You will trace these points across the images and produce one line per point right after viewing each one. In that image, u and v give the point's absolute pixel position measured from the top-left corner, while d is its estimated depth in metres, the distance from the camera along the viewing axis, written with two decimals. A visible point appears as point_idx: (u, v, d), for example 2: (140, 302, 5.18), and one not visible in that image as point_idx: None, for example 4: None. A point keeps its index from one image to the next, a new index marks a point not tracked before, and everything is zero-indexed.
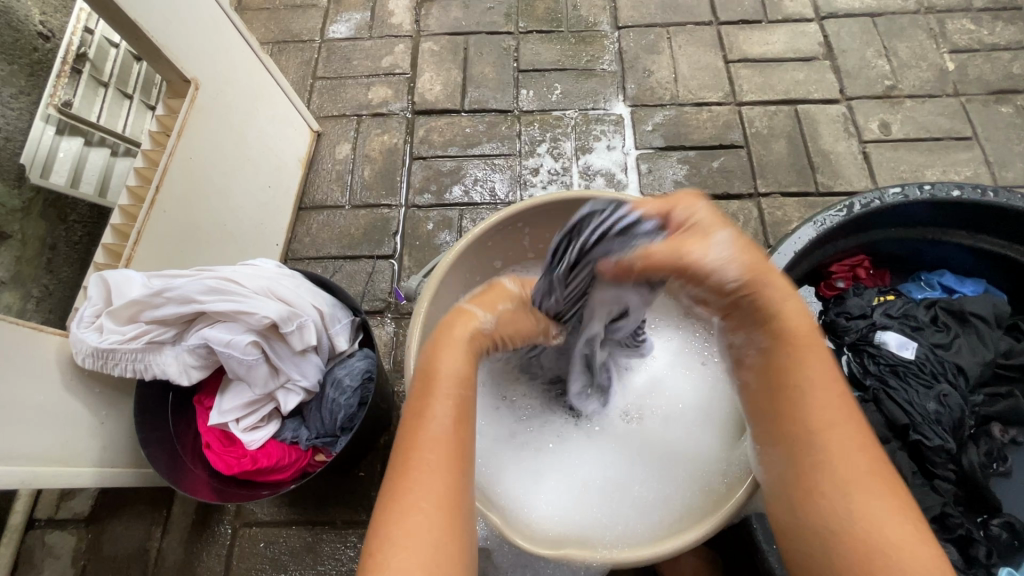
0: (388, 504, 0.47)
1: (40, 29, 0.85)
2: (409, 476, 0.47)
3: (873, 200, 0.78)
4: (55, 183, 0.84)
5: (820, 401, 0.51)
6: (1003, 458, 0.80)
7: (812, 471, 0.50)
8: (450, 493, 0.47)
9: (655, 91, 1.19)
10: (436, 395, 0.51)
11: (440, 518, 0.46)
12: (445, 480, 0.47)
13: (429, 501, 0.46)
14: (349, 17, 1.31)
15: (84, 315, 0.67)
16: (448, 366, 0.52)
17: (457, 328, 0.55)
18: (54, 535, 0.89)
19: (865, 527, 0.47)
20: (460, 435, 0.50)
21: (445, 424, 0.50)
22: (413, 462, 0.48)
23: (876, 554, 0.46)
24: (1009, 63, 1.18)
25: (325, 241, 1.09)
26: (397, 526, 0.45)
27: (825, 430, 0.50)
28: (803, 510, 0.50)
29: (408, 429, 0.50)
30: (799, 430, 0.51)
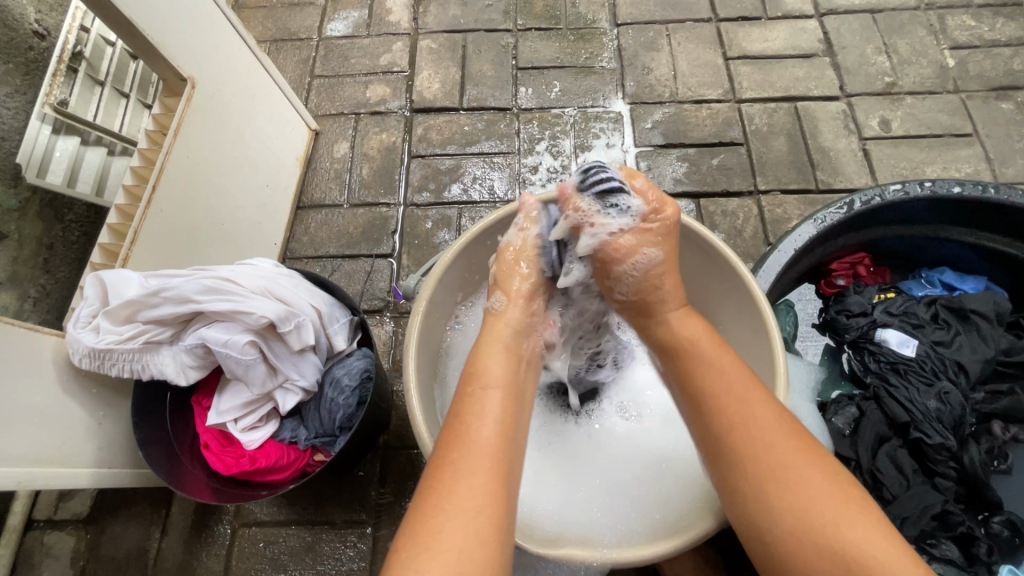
0: (428, 498, 0.46)
1: (35, 27, 0.83)
2: (451, 471, 0.47)
3: (873, 197, 0.78)
4: (51, 183, 0.84)
5: (736, 395, 0.53)
6: (1004, 455, 0.80)
7: (746, 464, 0.50)
8: (494, 492, 0.47)
9: (654, 88, 1.19)
10: (479, 395, 0.53)
11: (484, 514, 0.45)
12: (489, 478, 0.47)
13: (472, 496, 0.46)
14: (346, 15, 1.30)
15: (81, 315, 0.67)
16: (491, 371, 0.55)
17: (494, 330, 0.60)
18: (54, 536, 0.89)
19: (807, 509, 0.46)
20: (505, 437, 0.51)
21: (489, 424, 0.51)
22: (458, 458, 0.48)
23: (829, 536, 0.45)
24: (1009, 59, 1.18)
25: (324, 240, 1.09)
26: (439, 520, 0.44)
27: (754, 424, 0.51)
28: (754, 508, 0.49)
29: (451, 428, 0.51)
30: (732, 431, 0.51)
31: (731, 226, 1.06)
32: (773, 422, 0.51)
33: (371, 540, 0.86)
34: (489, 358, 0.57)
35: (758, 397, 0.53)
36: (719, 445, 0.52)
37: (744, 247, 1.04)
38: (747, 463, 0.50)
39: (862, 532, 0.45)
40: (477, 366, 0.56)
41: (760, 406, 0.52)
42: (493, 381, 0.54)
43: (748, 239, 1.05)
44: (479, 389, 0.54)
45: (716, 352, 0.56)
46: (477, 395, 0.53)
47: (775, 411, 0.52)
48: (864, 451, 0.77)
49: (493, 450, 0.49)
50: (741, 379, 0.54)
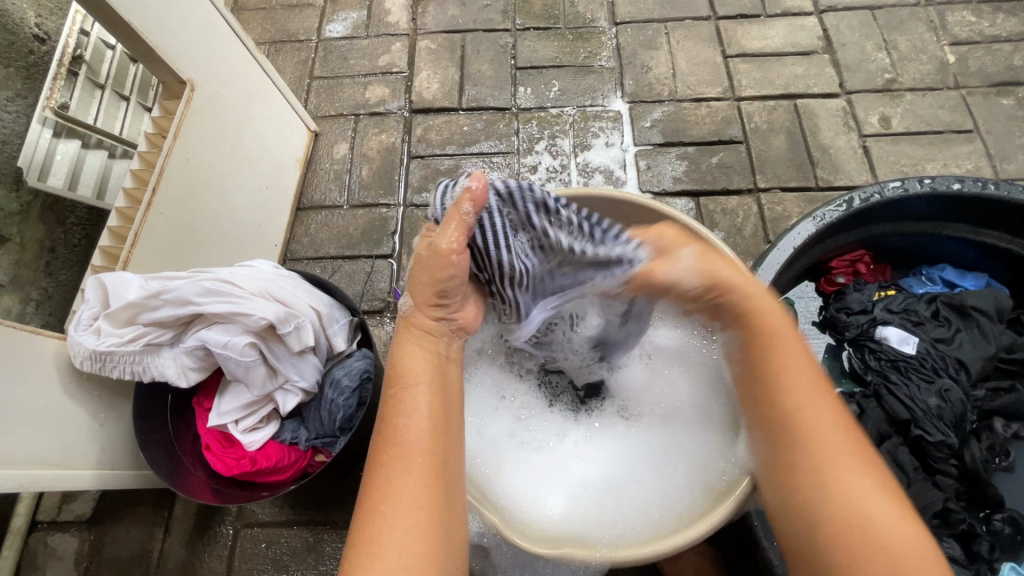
0: (366, 505, 0.47)
1: (36, 31, 0.86)
2: (383, 477, 0.47)
3: (872, 194, 0.78)
4: (51, 186, 0.83)
5: (800, 389, 0.53)
6: (1005, 452, 0.80)
7: (800, 457, 0.51)
8: (425, 492, 0.47)
9: (653, 87, 1.18)
10: (405, 395, 0.52)
11: (417, 517, 0.46)
12: (419, 478, 0.47)
13: (405, 499, 0.46)
14: (345, 16, 1.30)
15: (82, 318, 0.67)
16: (413, 367, 0.53)
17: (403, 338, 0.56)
18: (57, 537, 0.89)
19: (853, 510, 0.48)
20: (435, 433, 0.50)
21: (417, 421, 0.50)
22: (388, 462, 0.48)
23: (871, 535, 0.46)
24: (1010, 55, 1.17)
25: (324, 241, 1.09)
26: (374, 530, 0.45)
27: (811, 417, 0.52)
28: (799, 502, 0.50)
29: (381, 431, 0.50)
30: (787, 422, 0.53)
31: (731, 224, 1.06)
32: (833, 418, 0.52)
33: None
34: (411, 353, 0.55)
35: (818, 393, 0.53)
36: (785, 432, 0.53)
37: (743, 245, 1.04)
38: (799, 457, 0.51)
39: (904, 533, 0.46)
40: (400, 363, 0.54)
41: (823, 402, 0.53)
42: (418, 377, 0.53)
43: (747, 237, 1.05)
44: (405, 387, 0.52)
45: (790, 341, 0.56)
46: (400, 393, 0.52)
47: (835, 410, 0.53)
48: None
49: (423, 449, 0.49)
50: (809, 372, 0.54)
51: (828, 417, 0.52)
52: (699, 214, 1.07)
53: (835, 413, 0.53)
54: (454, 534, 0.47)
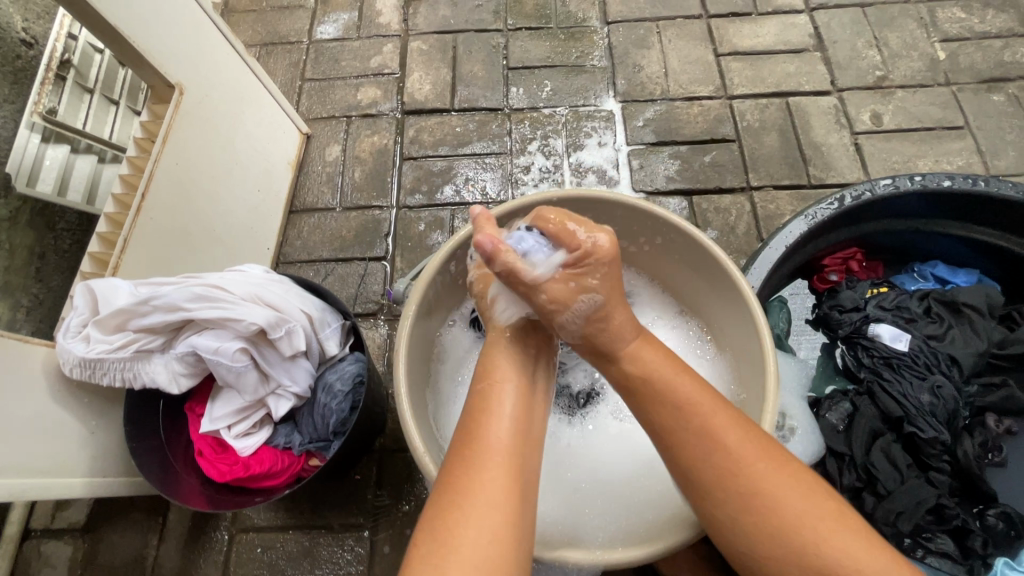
0: (445, 500, 0.48)
1: (22, 36, 0.83)
2: (473, 474, 0.49)
3: (863, 192, 0.78)
4: (41, 192, 0.83)
5: (711, 422, 0.53)
6: (997, 448, 0.80)
7: (728, 488, 0.51)
8: (507, 489, 0.49)
9: (645, 86, 1.18)
10: (494, 393, 0.56)
11: (501, 514, 0.47)
12: (500, 479, 0.49)
13: (494, 493, 0.48)
14: (336, 17, 1.30)
15: (71, 325, 0.67)
16: (503, 368, 0.58)
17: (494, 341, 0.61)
18: (51, 544, 0.89)
19: (794, 529, 0.49)
20: (516, 435, 0.53)
21: (504, 426, 0.53)
22: (472, 460, 0.50)
23: (816, 557, 0.48)
24: (1000, 51, 1.18)
25: (317, 244, 1.08)
26: (457, 517, 0.47)
27: (731, 446, 0.52)
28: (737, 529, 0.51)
29: (466, 427, 0.53)
30: (707, 457, 0.52)
31: (724, 223, 1.06)
32: (752, 447, 0.52)
33: (369, 543, 0.86)
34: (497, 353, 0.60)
35: (737, 429, 0.52)
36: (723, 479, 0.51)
37: (737, 244, 1.04)
38: (733, 486, 0.51)
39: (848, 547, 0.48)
40: (490, 362, 0.59)
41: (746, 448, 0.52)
42: (505, 377, 0.57)
43: (741, 236, 1.05)
44: (493, 387, 0.56)
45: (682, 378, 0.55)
46: (494, 394, 0.56)
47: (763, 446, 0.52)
48: (858, 446, 0.77)
49: (506, 450, 0.51)
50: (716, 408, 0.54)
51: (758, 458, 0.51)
52: (692, 213, 1.07)
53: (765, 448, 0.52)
54: (528, 536, 0.48)
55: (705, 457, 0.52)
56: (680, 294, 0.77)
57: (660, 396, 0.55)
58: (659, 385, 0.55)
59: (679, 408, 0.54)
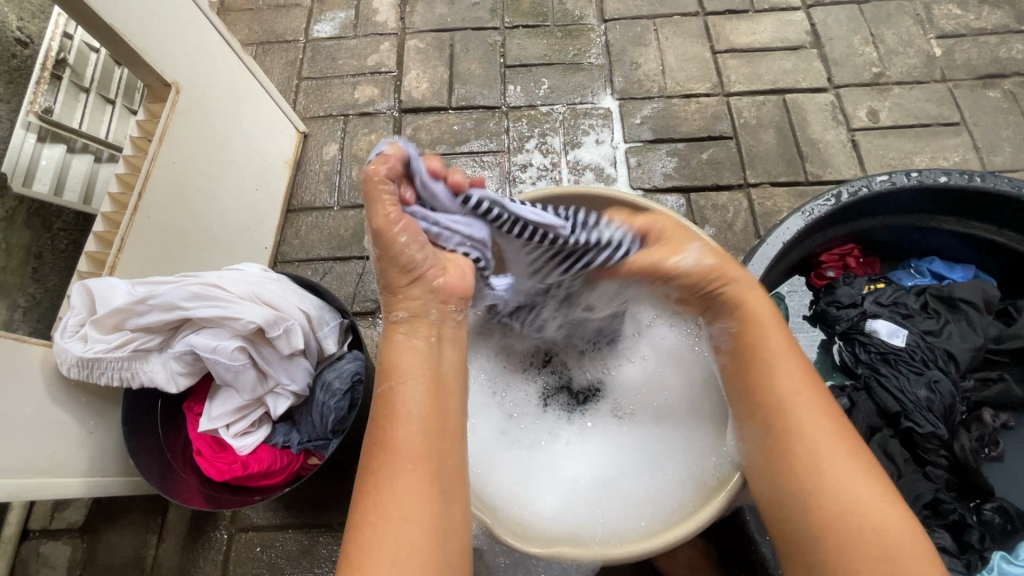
0: (364, 509, 0.49)
1: (17, 35, 0.82)
2: (380, 480, 0.50)
3: (860, 188, 0.78)
4: (38, 191, 0.83)
5: (792, 382, 0.56)
6: (994, 442, 0.82)
7: (795, 450, 0.54)
8: (422, 494, 0.49)
9: (642, 84, 1.18)
10: (397, 394, 0.53)
11: (412, 521, 0.48)
12: (411, 485, 0.49)
13: (403, 500, 0.49)
14: (332, 16, 1.30)
15: (68, 324, 0.67)
16: (408, 361, 0.55)
17: (399, 344, 0.56)
18: (49, 545, 0.89)
19: (845, 498, 0.51)
20: (427, 429, 0.52)
21: (414, 421, 0.52)
22: (382, 467, 0.50)
23: (863, 524, 0.50)
24: (996, 48, 1.18)
25: (315, 243, 1.08)
26: (370, 527, 0.48)
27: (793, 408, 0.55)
28: (794, 485, 0.53)
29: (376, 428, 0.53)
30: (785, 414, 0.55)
31: (722, 220, 1.06)
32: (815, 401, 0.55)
33: None
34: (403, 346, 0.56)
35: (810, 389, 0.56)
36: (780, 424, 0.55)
37: (735, 241, 1.04)
38: (796, 447, 0.54)
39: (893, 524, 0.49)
40: (396, 359, 0.55)
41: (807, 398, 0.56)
42: (407, 374, 0.54)
43: (738, 233, 1.05)
44: (396, 384, 0.54)
45: (781, 334, 0.59)
46: (399, 389, 0.53)
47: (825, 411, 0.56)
48: None
49: (418, 446, 0.51)
50: (802, 368, 0.57)
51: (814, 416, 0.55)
52: (690, 210, 1.07)
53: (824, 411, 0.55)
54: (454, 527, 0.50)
55: (780, 410, 0.55)
56: None
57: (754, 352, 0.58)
58: (753, 338, 0.59)
59: (765, 361, 0.57)
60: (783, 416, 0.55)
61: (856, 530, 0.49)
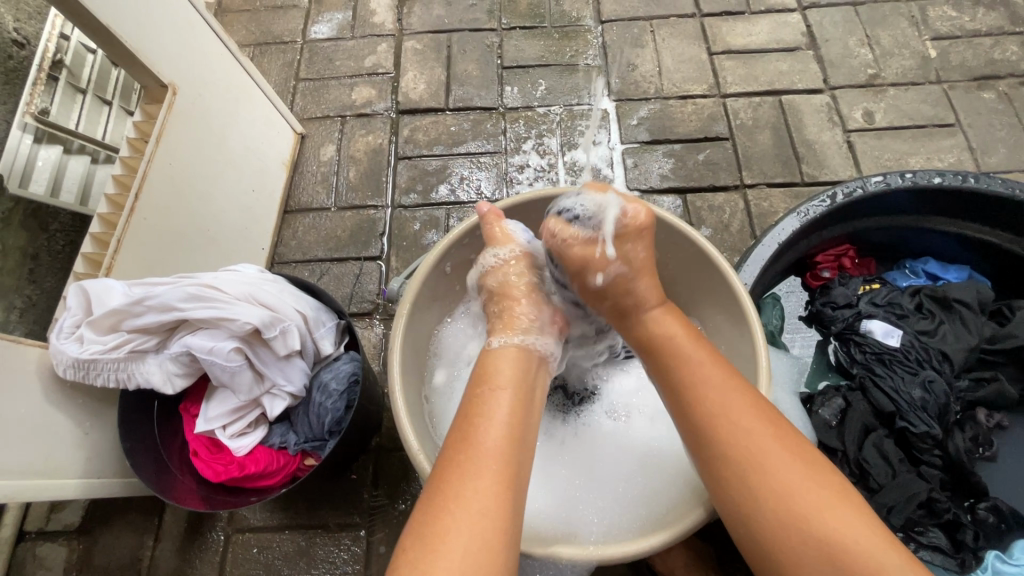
0: (435, 502, 0.46)
1: (14, 36, 0.83)
2: (462, 474, 0.48)
3: (855, 189, 0.78)
4: (34, 192, 0.83)
5: (725, 402, 0.53)
6: (989, 443, 0.82)
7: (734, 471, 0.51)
8: (500, 495, 0.47)
9: (639, 85, 1.19)
10: (487, 398, 0.54)
11: (484, 520, 0.45)
12: (489, 485, 0.47)
13: (479, 495, 0.46)
14: (329, 17, 1.30)
15: (64, 326, 0.67)
16: (499, 373, 0.57)
17: (496, 359, 0.58)
18: (46, 547, 0.88)
19: (795, 512, 0.48)
20: (512, 434, 0.51)
21: (498, 425, 0.51)
22: (464, 461, 0.48)
23: (818, 542, 0.47)
24: (991, 49, 1.19)
25: (312, 244, 1.08)
26: (441, 519, 0.45)
27: (729, 428, 0.52)
28: (742, 515, 0.50)
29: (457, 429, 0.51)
30: (713, 437, 0.52)
31: (718, 221, 1.06)
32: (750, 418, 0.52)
33: (365, 543, 0.87)
34: (496, 357, 0.59)
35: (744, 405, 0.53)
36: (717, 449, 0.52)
37: (731, 242, 1.04)
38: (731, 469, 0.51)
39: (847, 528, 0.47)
40: (486, 368, 0.58)
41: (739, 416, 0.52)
42: (500, 384, 0.55)
43: (735, 234, 1.05)
44: (486, 389, 0.54)
45: (694, 351, 0.57)
46: (486, 395, 0.54)
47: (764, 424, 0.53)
48: (851, 441, 0.77)
49: (501, 448, 0.50)
50: (725, 382, 0.54)
51: (752, 430, 0.52)
52: (686, 211, 1.07)
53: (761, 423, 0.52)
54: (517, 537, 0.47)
55: (707, 430, 0.53)
56: (673, 291, 0.77)
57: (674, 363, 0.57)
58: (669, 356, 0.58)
59: (691, 386, 0.55)
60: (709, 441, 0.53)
61: (808, 543, 0.47)
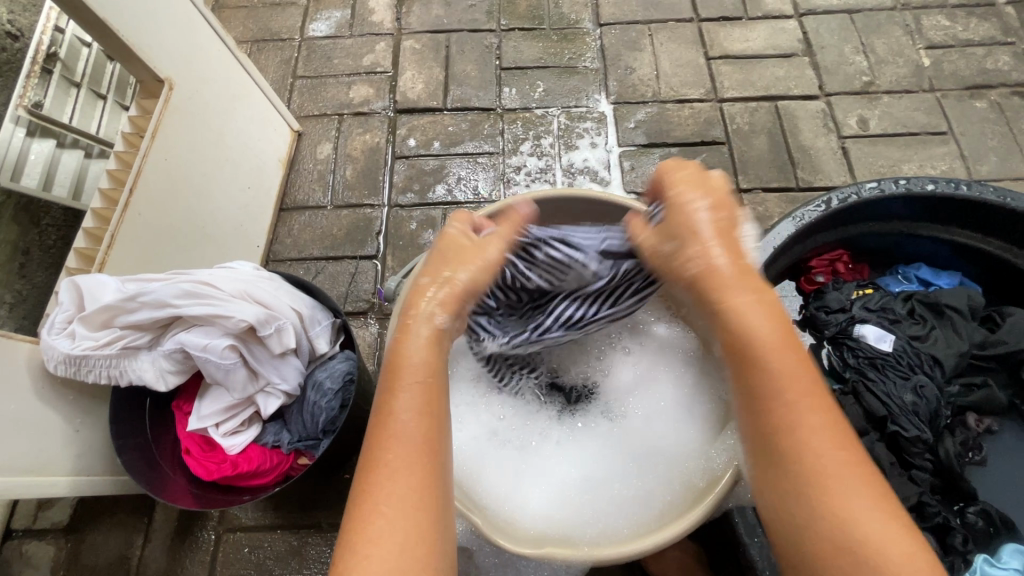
0: (359, 507, 0.46)
1: (9, 29, 0.81)
2: (384, 478, 0.46)
3: (850, 195, 0.79)
4: (25, 186, 0.82)
5: (791, 376, 0.49)
6: (977, 447, 0.83)
7: (782, 463, 0.48)
8: (421, 486, 0.47)
9: (637, 88, 1.19)
10: (403, 390, 0.51)
11: (411, 518, 0.45)
12: (416, 478, 0.47)
13: (404, 497, 0.46)
14: (328, 15, 1.30)
15: (56, 321, 0.66)
16: (415, 357, 0.53)
17: (415, 345, 0.54)
18: (32, 545, 0.87)
19: (844, 521, 0.44)
20: (435, 427, 0.50)
21: (417, 415, 0.49)
22: (388, 460, 0.47)
23: (860, 557, 0.43)
24: (983, 59, 1.20)
25: (308, 242, 1.08)
26: (367, 532, 0.45)
27: (796, 408, 0.48)
28: (779, 497, 0.48)
29: (376, 438, 0.49)
30: (780, 422, 0.48)
31: None
32: (818, 410, 0.48)
33: None
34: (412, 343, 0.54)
35: (808, 393, 0.49)
36: (776, 427, 0.48)
37: None
38: (797, 452, 0.47)
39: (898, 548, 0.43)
40: (403, 356, 0.53)
41: (809, 402, 0.48)
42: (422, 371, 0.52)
43: None
44: (407, 383, 0.51)
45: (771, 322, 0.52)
46: (405, 387, 0.51)
47: (826, 412, 0.49)
48: None
49: (423, 444, 0.48)
50: (802, 372, 0.49)
51: (818, 423, 0.47)
52: None
53: (828, 416, 0.48)
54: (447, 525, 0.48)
55: (770, 400, 0.49)
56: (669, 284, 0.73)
57: (745, 339, 0.51)
58: (741, 337, 0.52)
59: (757, 346, 0.50)
60: (781, 409, 0.48)
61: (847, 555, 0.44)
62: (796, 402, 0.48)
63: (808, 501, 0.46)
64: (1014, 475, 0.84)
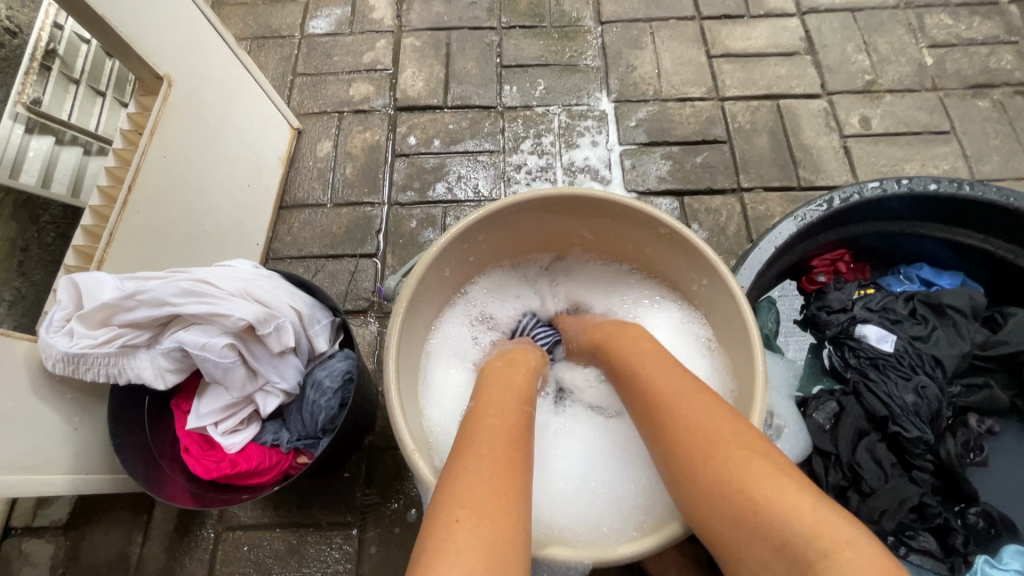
0: (451, 469, 0.49)
1: (6, 25, 0.80)
2: (473, 451, 0.50)
3: (852, 194, 0.78)
4: (25, 183, 0.82)
5: (698, 410, 0.53)
6: (979, 448, 0.81)
7: (706, 487, 0.49)
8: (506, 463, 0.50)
9: (638, 86, 1.19)
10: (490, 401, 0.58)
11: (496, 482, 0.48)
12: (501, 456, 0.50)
13: (487, 466, 0.49)
14: (328, 12, 1.29)
15: (54, 319, 0.65)
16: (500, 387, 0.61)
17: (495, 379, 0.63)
18: (32, 543, 0.87)
19: (772, 518, 0.44)
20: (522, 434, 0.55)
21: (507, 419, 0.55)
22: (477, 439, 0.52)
23: (799, 550, 0.43)
24: (986, 58, 1.20)
25: (307, 240, 1.08)
26: (455, 487, 0.47)
27: (708, 431, 0.51)
28: (715, 520, 0.48)
29: (467, 425, 0.54)
30: (698, 448, 0.51)
31: (714, 223, 1.06)
32: (729, 426, 0.51)
33: (357, 541, 0.86)
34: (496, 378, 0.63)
35: (719, 414, 0.52)
36: (692, 457, 0.51)
37: (727, 244, 1.05)
38: (712, 467, 0.49)
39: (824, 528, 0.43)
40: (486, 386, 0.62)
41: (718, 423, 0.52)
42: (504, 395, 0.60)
43: (731, 237, 1.05)
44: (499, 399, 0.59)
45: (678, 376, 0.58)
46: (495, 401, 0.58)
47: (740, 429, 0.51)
48: (845, 446, 0.77)
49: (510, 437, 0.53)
50: (713, 404, 0.54)
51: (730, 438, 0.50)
52: (683, 213, 1.08)
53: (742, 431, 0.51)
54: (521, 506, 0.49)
55: (685, 433, 0.53)
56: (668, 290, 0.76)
57: (656, 393, 0.58)
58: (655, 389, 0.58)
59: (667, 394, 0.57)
60: (695, 438, 0.52)
61: (782, 549, 0.43)
62: (706, 427, 0.52)
63: (736, 512, 0.46)
64: (1014, 476, 0.84)
